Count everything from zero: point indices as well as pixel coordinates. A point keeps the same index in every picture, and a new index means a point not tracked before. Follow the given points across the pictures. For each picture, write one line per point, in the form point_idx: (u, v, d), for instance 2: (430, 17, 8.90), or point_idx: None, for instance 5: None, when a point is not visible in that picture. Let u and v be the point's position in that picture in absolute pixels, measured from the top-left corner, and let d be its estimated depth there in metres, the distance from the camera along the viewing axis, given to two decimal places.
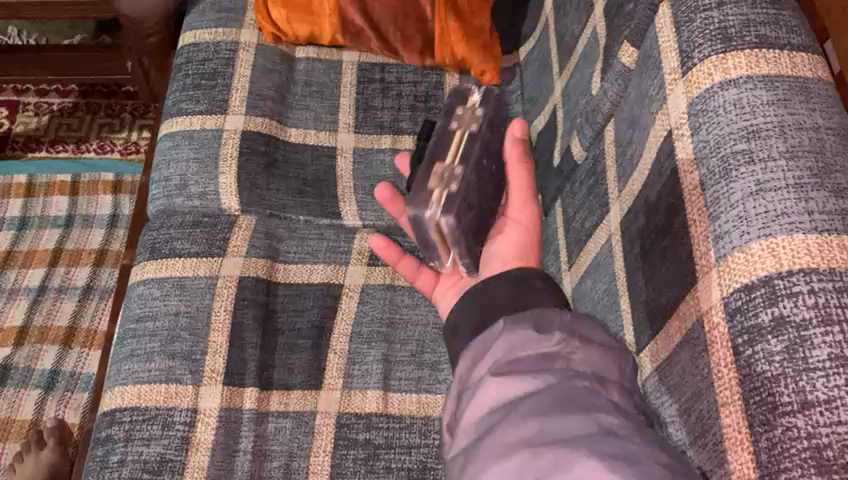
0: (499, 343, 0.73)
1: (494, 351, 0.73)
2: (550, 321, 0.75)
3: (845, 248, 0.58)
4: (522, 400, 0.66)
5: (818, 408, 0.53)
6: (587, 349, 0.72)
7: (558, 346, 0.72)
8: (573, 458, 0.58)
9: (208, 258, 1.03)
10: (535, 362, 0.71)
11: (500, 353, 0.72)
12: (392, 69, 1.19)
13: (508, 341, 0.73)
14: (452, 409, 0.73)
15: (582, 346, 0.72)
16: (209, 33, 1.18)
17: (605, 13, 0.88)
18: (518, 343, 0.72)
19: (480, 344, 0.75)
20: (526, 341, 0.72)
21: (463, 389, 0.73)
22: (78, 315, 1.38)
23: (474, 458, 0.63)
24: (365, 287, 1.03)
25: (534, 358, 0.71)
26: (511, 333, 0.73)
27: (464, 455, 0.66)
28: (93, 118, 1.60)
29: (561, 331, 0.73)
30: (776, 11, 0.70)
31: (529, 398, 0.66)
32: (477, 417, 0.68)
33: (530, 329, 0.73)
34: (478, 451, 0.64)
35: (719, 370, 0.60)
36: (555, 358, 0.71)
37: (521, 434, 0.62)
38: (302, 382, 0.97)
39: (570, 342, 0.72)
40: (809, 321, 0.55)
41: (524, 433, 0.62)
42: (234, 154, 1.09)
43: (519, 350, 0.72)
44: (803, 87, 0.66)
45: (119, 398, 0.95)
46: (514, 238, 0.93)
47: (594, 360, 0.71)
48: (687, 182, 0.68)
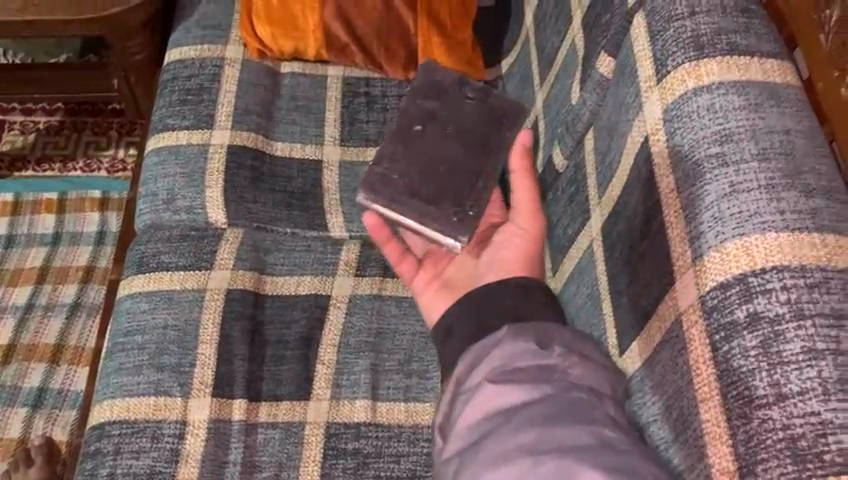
0: (497, 351, 0.74)
1: (492, 358, 0.74)
2: (550, 334, 0.76)
3: (816, 245, 0.60)
4: (519, 408, 0.67)
5: (792, 399, 0.54)
6: (585, 364, 0.73)
7: (558, 359, 0.73)
8: (575, 471, 0.59)
9: (196, 272, 1.03)
10: (532, 372, 0.71)
11: (498, 361, 0.73)
12: (377, 83, 1.21)
13: (506, 350, 0.74)
14: (444, 411, 0.74)
15: (580, 362, 0.73)
16: (194, 50, 1.20)
17: (582, 24, 0.90)
18: (517, 353, 0.73)
19: (478, 350, 0.76)
20: (525, 351, 0.73)
21: (457, 392, 0.74)
22: (66, 332, 1.38)
23: (469, 462, 0.64)
24: (353, 298, 1.04)
25: (533, 367, 0.72)
26: (513, 344, 0.74)
27: (459, 458, 0.66)
28: (80, 136, 1.61)
29: (561, 346, 0.74)
30: (746, 20, 0.72)
31: (527, 406, 0.67)
32: (472, 422, 0.69)
33: (530, 340, 0.74)
34: (473, 455, 0.65)
35: (698, 367, 0.62)
36: (553, 370, 0.71)
37: (519, 443, 0.63)
38: (291, 393, 0.97)
39: (569, 358, 0.73)
40: (782, 316, 0.57)
41: (522, 442, 0.63)
42: (220, 169, 1.10)
43: (520, 360, 0.73)
44: (773, 91, 0.68)
45: (108, 412, 0.95)
46: (518, 247, 0.91)
47: (591, 377, 0.72)
48: (664, 186, 0.69)
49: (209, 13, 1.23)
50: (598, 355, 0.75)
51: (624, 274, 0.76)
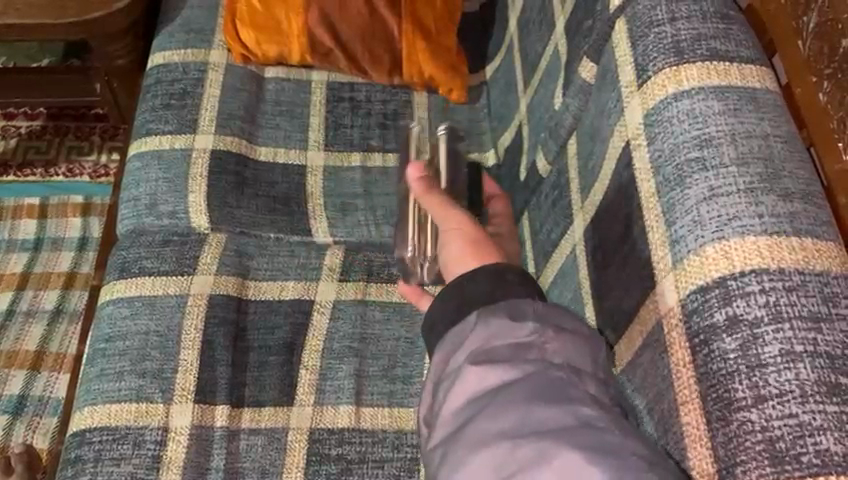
0: (474, 334, 0.73)
1: (469, 342, 0.73)
2: (523, 309, 0.75)
3: (794, 248, 0.60)
4: (498, 391, 0.67)
5: (771, 402, 0.55)
6: (561, 338, 0.72)
7: (533, 336, 0.72)
8: (553, 452, 0.59)
9: (178, 277, 1.03)
10: (510, 352, 0.71)
11: (477, 343, 0.73)
12: (361, 88, 1.20)
13: (482, 333, 0.73)
14: (430, 399, 0.74)
15: (556, 336, 0.72)
16: (177, 54, 1.19)
17: (564, 30, 0.91)
18: (493, 334, 0.73)
19: (455, 335, 0.75)
20: (501, 330, 0.72)
21: (439, 379, 0.73)
22: (47, 338, 1.37)
23: (454, 449, 0.64)
24: (337, 303, 1.03)
25: (509, 346, 0.71)
26: (487, 325, 0.73)
27: (444, 446, 0.66)
28: (62, 141, 1.59)
29: (535, 320, 0.73)
30: (726, 26, 0.73)
31: (506, 388, 0.67)
32: (454, 409, 0.69)
33: (503, 318, 0.73)
34: (457, 442, 0.65)
35: (678, 371, 0.62)
36: (530, 347, 0.71)
37: (500, 427, 0.63)
38: (274, 399, 0.97)
39: (545, 332, 0.72)
40: (761, 319, 0.57)
41: (503, 426, 0.63)
42: (203, 174, 1.10)
43: (495, 340, 0.72)
44: (752, 97, 0.69)
45: (89, 419, 0.94)
46: (461, 240, 0.91)
47: (568, 350, 0.71)
48: (645, 190, 0.70)
49: (193, 17, 1.23)
50: (574, 324, 0.73)
51: (606, 278, 0.77)
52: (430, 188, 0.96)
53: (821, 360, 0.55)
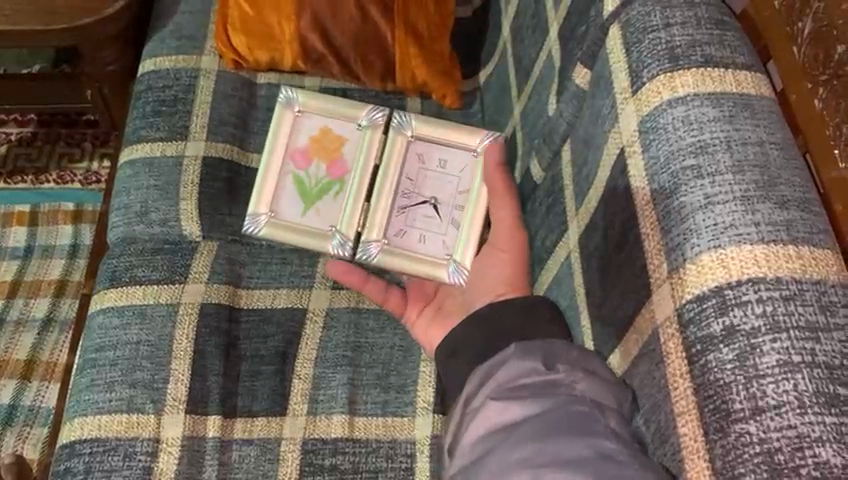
0: (503, 369, 0.73)
1: (497, 377, 0.73)
2: (556, 353, 0.73)
3: (791, 257, 0.59)
4: (520, 425, 0.66)
5: (769, 413, 0.54)
6: (589, 379, 0.70)
7: (562, 375, 0.70)
8: None
9: (169, 286, 1.01)
10: (537, 389, 0.70)
11: (504, 379, 0.72)
12: (354, 93, 1.20)
13: (512, 370, 0.72)
14: (453, 431, 0.73)
15: (585, 377, 0.70)
16: (168, 60, 1.18)
17: (558, 36, 0.90)
18: (522, 371, 0.72)
19: (487, 368, 0.75)
20: (530, 369, 0.72)
21: (464, 412, 0.73)
22: (38, 347, 1.36)
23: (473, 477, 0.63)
24: (330, 311, 1.02)
25: (537, 385, 0.70)
26: (518, 362, 0.73)
27: (463, 476, 0.65)
28: (53, 147, 1.57)
29: (565, 363, 0.72)
30: (720, 32, 0.72)
31: (528, 422, 0.66)
32: (475, 439, 0.68)
33: (536, 360, 0.72)
34: (477, 473, 0.64)
35: (675, 381, 0.62)
36: (557, 386, 0.69)
37: (519, 458, 0.62)
38: (266, 409, 0.96)
39: (574, 372, 0.70)
40: (758, 329, 0.57)
41: (522, 457, 0.62)
42: (195, 181, 1.09)
43: (523, 378, 0.71)
44: (747, 103, 0.68)
45: (79, 430, 0.93)
46: (500, 269, 0.95)
47: (597, 391, 0.69)
48: (639, 198, 0.69)
49: (184, 23, 1.22)
50: (605, 371, 0.71)
51: (602, 287, 0.76)
52: (507, 188, 0.97)
53: (819, 371, 0.55)
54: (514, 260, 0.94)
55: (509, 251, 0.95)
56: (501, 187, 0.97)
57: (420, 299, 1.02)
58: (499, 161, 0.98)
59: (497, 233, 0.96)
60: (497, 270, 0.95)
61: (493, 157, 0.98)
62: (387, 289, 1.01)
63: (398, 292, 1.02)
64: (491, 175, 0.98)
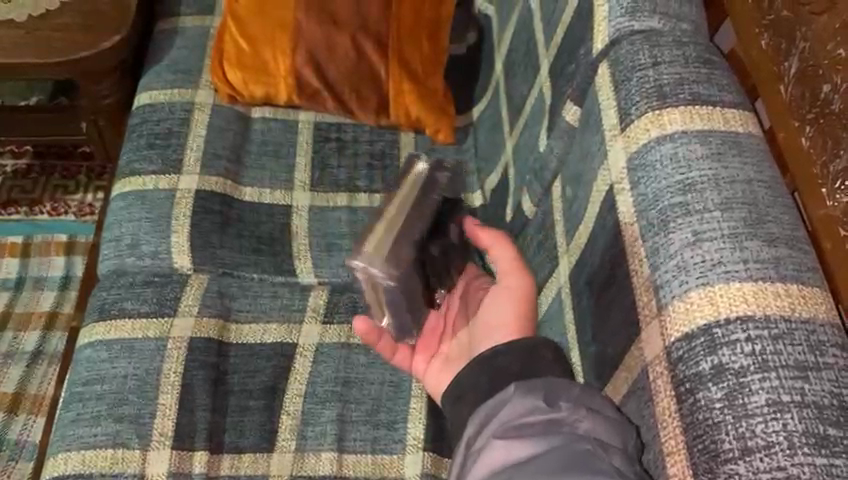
0: (506, 408, 0.70)
1: (499, 417, 0.70)
2: (558, 388, 0.69)
3: (779, 295, 0.59)
4: (523, 467, 0.63)
5: (758, 454, 0.53)
6: (593, 417, 0.66)
7: (566, 413, 0.67)
8: None
9: (158, 319, 1.01)
10: (540, 428, 0.67)
11: (507, 419, 0.69)
12: (348, 128, 1.21)
13: (515, 410, 0.69)
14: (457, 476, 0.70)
15: (589, 415, 0.66)
16: (164, 94, 1.19)
17: (549, 74, 0.91)
18: (526, 410, 0.69)
19: (489, 407, 0.72)
20: (535, 408, 0.68)
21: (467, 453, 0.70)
22: (25, 380, 1.34)
23: None
24: (320, 347, 1.02)
25: (541, 423, 0.67)
26: (521, 400, 0.69)
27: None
28: (48, 179, 1.57)
29: (568, 400, 0.68)
30: (708, 70, 0.73)
31: (531, 465, 0.63)
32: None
33: (537, 399, 0.69)
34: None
35: (664, 420, 0.61)
36: (560, 425, 0.66)
37: None
38: (254, 444, 0.95)
39: (577, 410, 0.67)
40: (747, 368, 0.56)
41: None
42: (187, 213, 1.09)
43: (526, 417, 0.68)
44: (735, 141, 0.68)
45: (63, 465, 0.91)
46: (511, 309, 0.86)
47: (601, 431, 0.65)
48: (628, 234, 0.69)
49: (180, 58, 1.23)
50: (609, 409, 0.68)
51: (593, 323, 0.75)
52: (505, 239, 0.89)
53: (808, 411, 0.54)
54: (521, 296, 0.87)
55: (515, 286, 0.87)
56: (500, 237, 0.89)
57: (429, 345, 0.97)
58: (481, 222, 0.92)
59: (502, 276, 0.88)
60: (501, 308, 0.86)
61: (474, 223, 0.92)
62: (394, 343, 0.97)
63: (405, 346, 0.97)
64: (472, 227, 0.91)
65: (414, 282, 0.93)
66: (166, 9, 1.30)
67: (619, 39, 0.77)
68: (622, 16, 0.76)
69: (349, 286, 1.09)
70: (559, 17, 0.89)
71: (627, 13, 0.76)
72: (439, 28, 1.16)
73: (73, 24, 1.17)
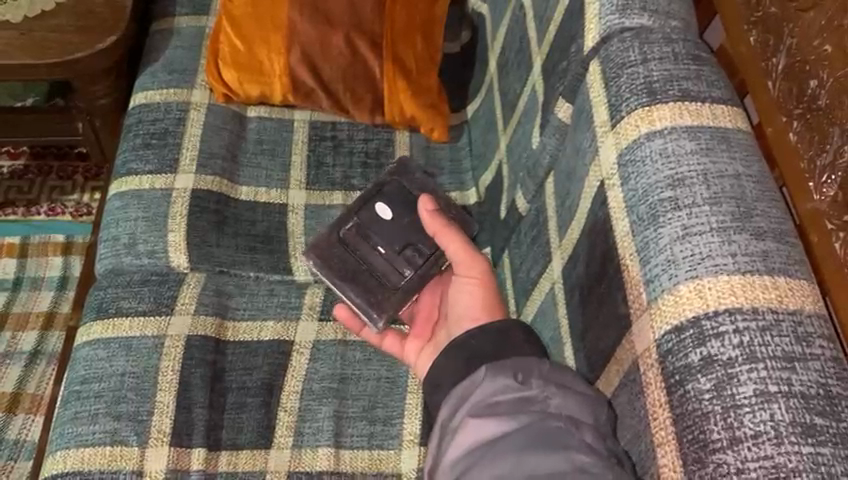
0: (479, 389, 0.73)
1: (472, 397, 0.73)
2: (528, 367, 0.73)
3: (767, 287, 0.60)
4: (498, 446, 0.67)
5: (746, 443, 0.54)
6: (563, 393, 0.70)
7: (537, 392, 0.70)
8: None
9: (155, 318, 1.02)
10: (513, 407, 0.70)
11: (480, 399, 0.72)
12: (343, 127, 1.21)
13: (486, 390, 0.72)
14: (433, 452, 0.73)
15: (559, 392, 0.70)
16: (160, 94, 1.20)
17: (541, 71, 0.92)
18: (496, 390, 0.72)
19: (463, 389, 0.74)
20: (506, 388, 0.71)
21: (444, 431, 0.73)
22: (24, 380, 1.35)
23: None
24: (316, 344, 1.02)
25: (512, 402, 0.70)
26: (492, 382, 0.72)
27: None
28: (44, 180, 1.58)
29: (538, 379, 0.71)
30: (697, 67, 0.74)
31: (506, 443, 0.67)
32: (455, 462, 0.69)
33: (508, 377, 0.72)
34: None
35: (654, 411, 0.62)
36: (532, 403, 0.70)
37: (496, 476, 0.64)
38: (251, 441, 0.96)
39: (547, 387, 0.70)
40: (735, 359, 0.57)
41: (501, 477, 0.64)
42: (183, 213, 1.10)
43: (498, 397, 0.71)
44: (724, 136, 0.69)
45: (62, 463, 0.92)
46: (475, 295, 0.90)
47: (572, 406, 0.69)
48: (619, 229, 0.70)
49: (176, 58, 1.24)
50: (579, 384, 0.71)
51: (585, 318, 0.76)
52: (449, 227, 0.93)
53: (795, 400, 0.55)
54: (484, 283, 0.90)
55: (476, 274, 0.90)
56: (446, 228, 0.93)
57: (420, 334, 0.99)
58: (435, 211, 0.95)
59: (457, 264, 0.91)
60: (466, 297, 0.90)
61: (430, 207, 0.96)
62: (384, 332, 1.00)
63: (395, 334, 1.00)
64: (426, 219, 0.94)
65: (349, 268, 1.00)
66: (161, 10, 1.30)
67: (610, 37, 0.78)
68: (612, 14, 0.77)
69: None
70: (551, 15, 0.90)
71: (617, 11, 0.77)
72: (432, 26, 1.17)
73: (68, 26, 1.18)
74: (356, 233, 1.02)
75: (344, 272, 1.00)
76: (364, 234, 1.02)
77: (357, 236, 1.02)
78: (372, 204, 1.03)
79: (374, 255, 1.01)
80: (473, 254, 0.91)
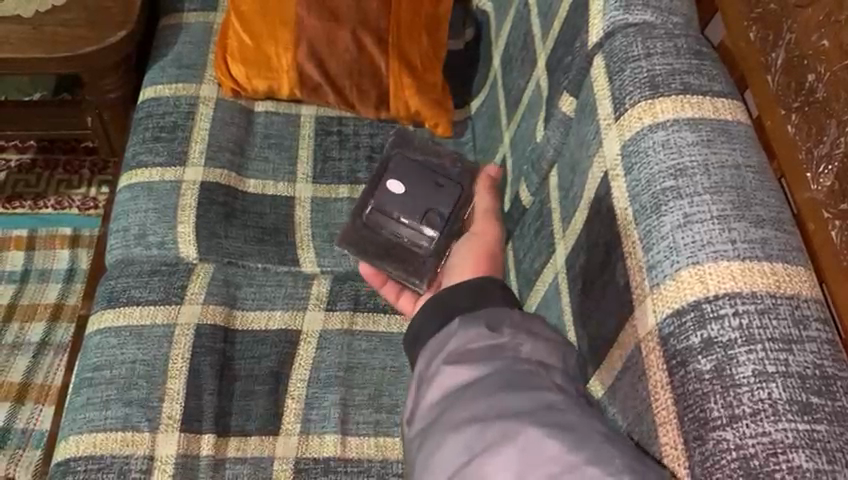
0: (452, 339, 0.76)
1: (447, 348, 0.76)
2: (501, 317, 0.77)
3: (766, 273, 0.62)
4: (472, 385, 0.71)
5: (745, 420, 0.56)
6: (533, 341, 0.75)
7: (508, 339, 0.75)
8: (517, 430, 0.63)
9: (166, 307, 1.04)
10: (487, 353, 0.74)
11: (454, 349, 0.75)
12: (349, 122, 1.23)
13: (460, 338, 0.76)
14: (411, 402, 0.76)
15: (529, 339, 0.75)
16: (169, 88, 1.22)
17: (546, 66, 0.94)
18: (469, 338, 0.76)
19: (437, 341, 0.78)
20: (479, 336, 0.75)
21: (420, 382, 0.76)
22: (32, 371, 1.37)
23: (430, 435, 0.68)
24: (323, 333, 1.04)
25: (485, 349, 0.74)
26: (465, 331, 0.76)
27: (420, 437, 0.70)
28: (51, 174, 1.59)
29: (509, 327, 0.76)
30: (699, 61, 0.76)
31: (479, 383, 0.70)
32: (432, 405, 0.72)
33: (481, 326, 0.76)
34: (434, 431, 0.68)
35: (656, 393, 0.64)
36: (504, 349, 0.74)
37: (470, 412, 0.67)
38: (260, 428, 0.97)
39: (517, 335, 0.75)
40: (734, 341, 0.59)
41: (476, 412, 0.67)
42: (192, 205, 1.12)
43: (471, 344, 0.75)
44: (724, 128, 0.71)
45: (74, 448, 0.94)
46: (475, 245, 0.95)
47: (540, 353, 0.74)
48: (623, 217, 0.72)
49: (184, 53, 1.26)
50: (547, 331, 0.77)
51: (588, 305, 0.78)
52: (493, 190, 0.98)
53: (792, 380, 0.57)
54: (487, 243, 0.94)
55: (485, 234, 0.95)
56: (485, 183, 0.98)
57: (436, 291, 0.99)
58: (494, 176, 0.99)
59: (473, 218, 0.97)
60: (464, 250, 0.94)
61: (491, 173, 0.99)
62: (401, 289, 1.01)
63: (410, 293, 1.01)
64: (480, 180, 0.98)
65: (383, 245, 0.97)
66: (170, 6, 1.32)
67: (613, 32, 0.80)
68: (616, 10, 0.80)
69: (350, 275, 1.11)
70: (555, 11, 0.92)
71: (621, 7, 0.79)
72: (437, 24, 1.18)
73: (79, 20, 1.20)
74: (376, 211, 0.97)
75: (379, 251, 0.97)
76: (383, 211, 0.97)
77: (380, 215, 0.97)
78: (384, 180, 0.98)
79: (399, 227, 0.96)
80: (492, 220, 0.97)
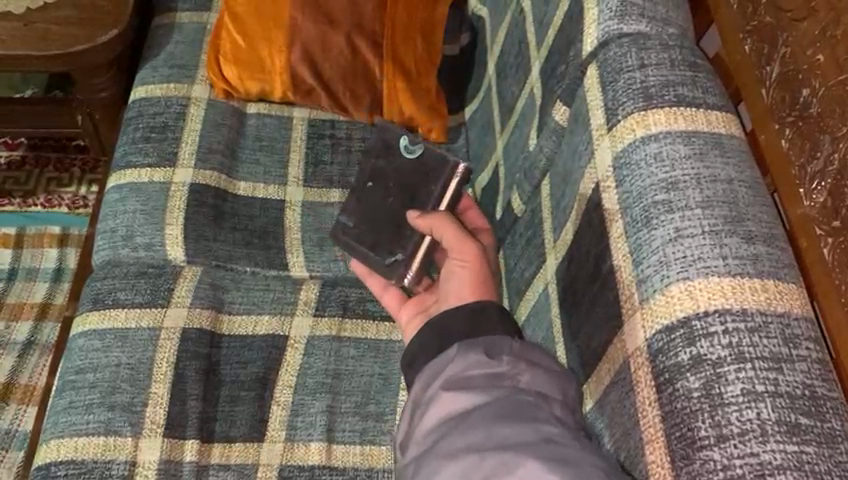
0: (451, 365, 0.76)
1: (443, 375, 0.76)
2: (500, 346, 0.77)
3: (757, 289, 0.61)
4: (468, 414, 0.70)
5: (733, 441, 0.55)
6: (532, 371, 0.74)
7: (506, 367, 0.74)
8: (516, 464, 0.62)
9: (152, 309, 1.02)
10: (484, 382, 0.73)
11: (452, 376, 0.75)
12: (343, 125, 1.22)
13: (459, 365, 0.75)
14: (404, 427, 0.76)
15: (528, 368, 0.75)
16: (160, 88, 1.20)
17: (539, 73, 0.93)
18: (468, 365, 0.75)
19: (434, 366, 0.77)
20: (477, 363, 0.75)
21: (415, 407, 0.76)
22: (17, 370, 1.36)
23: (426, 463, 0.68)
24: (311, 339, 1.03)
25: (484, 378, 0.74)
26: (464, 358, 0.75)
27: (416, 464, 0.70)
28: (41, 172, 1.58)
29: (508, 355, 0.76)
30: (693, 73, 0.75)
31: (476, 412, 0.70)
32: (428, 432, 0.72)
33: (479, 352, 0.76)
34: (430, 459, 0.68)
35: (643, 409, 0.63)
36: (502, 378, 0.74)
37: (468, 444, 0.67)
38: (244, 434, 0.96)
39: (517, 364, 0.75)
40: (724, 359, 0.58)
41: (473, 442, 0.66)
42: (181, 207, 1.11)
43: (469, 372, 0.75)
44: (717, 142, 0.71)
45: (55, 452, 0.93)
46: (464, 275, 0.90)
47: (540, 381, 0.74)
48: (613, 230, 0.71)
49: (176, 53, 1.25)
50: (546, 360, 0.76)
51: (577, 318, 0.78)
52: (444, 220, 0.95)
53: (782, 400, 0.56)
54: (474, 265, 0.91)
55: (468, 256, 0.91)
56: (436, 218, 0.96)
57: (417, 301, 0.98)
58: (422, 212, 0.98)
59: (451, 247, 0.93)
60: (456, 277, 0.91)
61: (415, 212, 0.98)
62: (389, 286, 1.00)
63: (398, 290, 1.00)
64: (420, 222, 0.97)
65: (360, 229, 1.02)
66: (162, 5, 1.31)
67: (607, 41, 0.79)
68: (611, 19, 0.78)
69: (339, 280, 1.10)
70: (550, 19, 0.91)
71: (616, 16, 0.78)
72: (432, 28, 1.18)
73: (71, 17, 1.19)
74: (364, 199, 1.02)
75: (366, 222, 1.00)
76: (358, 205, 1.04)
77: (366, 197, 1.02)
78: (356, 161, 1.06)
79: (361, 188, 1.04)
80: (466, 243, 0.92)
